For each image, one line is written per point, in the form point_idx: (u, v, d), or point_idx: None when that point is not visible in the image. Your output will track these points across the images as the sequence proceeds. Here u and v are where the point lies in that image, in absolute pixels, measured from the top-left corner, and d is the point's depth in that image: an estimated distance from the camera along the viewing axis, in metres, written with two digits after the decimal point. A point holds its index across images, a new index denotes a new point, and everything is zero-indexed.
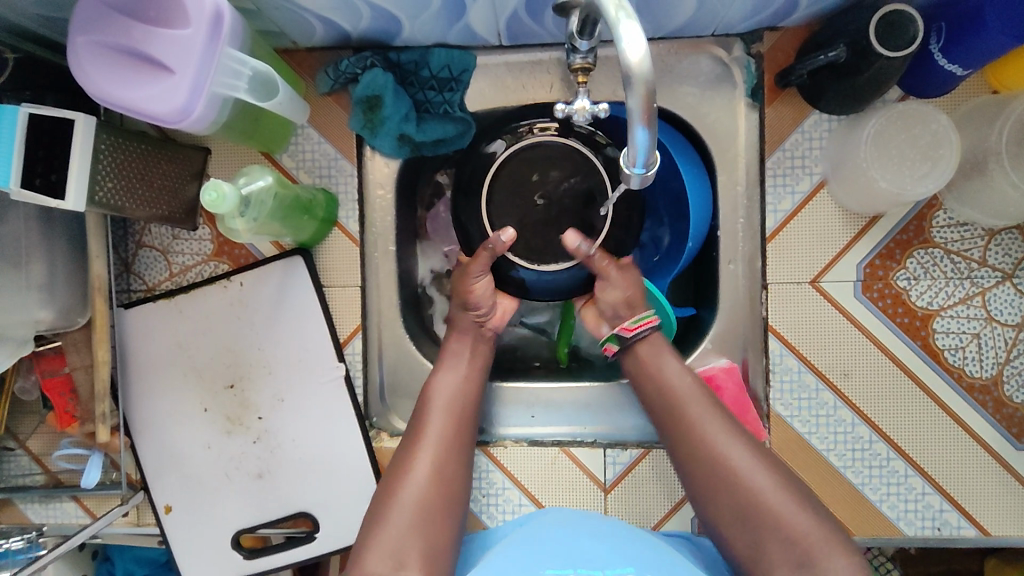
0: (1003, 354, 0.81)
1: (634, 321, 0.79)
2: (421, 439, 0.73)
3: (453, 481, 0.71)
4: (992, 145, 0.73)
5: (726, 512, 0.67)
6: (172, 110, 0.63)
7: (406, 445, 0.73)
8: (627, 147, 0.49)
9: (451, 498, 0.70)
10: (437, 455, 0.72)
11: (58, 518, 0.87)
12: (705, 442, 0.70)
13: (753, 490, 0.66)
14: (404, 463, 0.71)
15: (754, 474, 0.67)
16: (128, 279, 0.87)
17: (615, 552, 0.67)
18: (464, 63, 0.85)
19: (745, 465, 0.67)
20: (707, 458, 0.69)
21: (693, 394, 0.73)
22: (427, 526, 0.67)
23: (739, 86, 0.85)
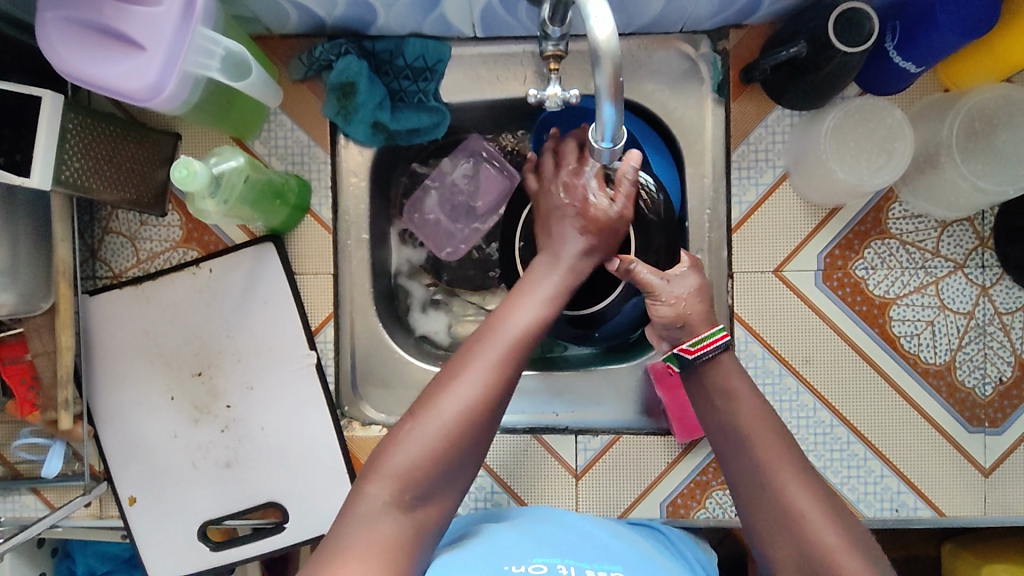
0: (956, 340, 0.84)
1: (695, 342, 0.69)
2: (473, 357, 0.64)
3: (491, 417, 0.62)
4: (943, 139, 0.77)
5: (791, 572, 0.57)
6: (143, 88, 0.62)
7: (457, 359, 0.65)
8: (594, 123, 0.50)
9: (484, 433, 0.62)
10: (490, 382, 0.63)
11: (15, 511, 0.85)
12: (773, 490, 0.60)
13: (822, 550, 0.56)
14: (445, 380, 0.64)
15: (824, 531, 0.57)
16: (94, 265, 0.86)
17: (603, 551, 0.68)
18: (438, 53, 0.86)
19: (815, 520, 0.58)
20: (774, 506, 0.60)
21: (765, 434, 0.63)
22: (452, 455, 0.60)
23: (706, 82, 0.87)
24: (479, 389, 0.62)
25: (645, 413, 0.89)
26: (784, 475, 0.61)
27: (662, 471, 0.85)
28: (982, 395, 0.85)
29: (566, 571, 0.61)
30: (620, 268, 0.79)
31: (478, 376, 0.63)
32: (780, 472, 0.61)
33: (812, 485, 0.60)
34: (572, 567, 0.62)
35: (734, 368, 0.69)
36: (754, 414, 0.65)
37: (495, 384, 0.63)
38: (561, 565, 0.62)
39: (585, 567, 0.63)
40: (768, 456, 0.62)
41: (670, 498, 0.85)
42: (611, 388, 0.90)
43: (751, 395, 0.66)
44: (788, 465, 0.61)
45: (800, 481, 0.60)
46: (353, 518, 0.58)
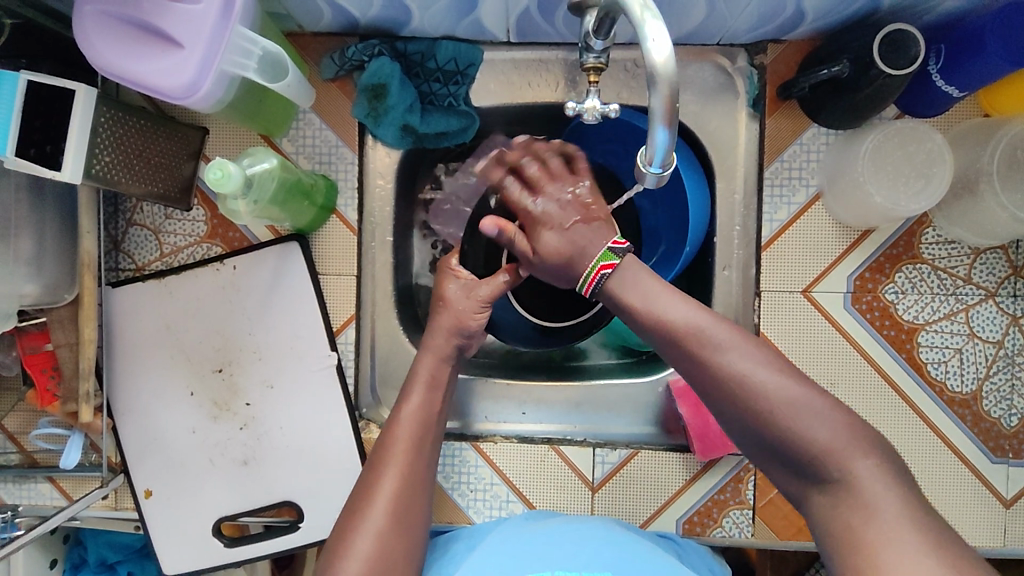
0: (983, 369, 0.83)
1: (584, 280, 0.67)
2: (384, 461, 0.68)
3: (415, 512, 0.66)
4: (984, 166, 0.76)
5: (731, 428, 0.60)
6: (179, 86, 0.62)
7: (370, 466, 0.69)
8: (645, 146, 0.49)
9: (405, 549, 0.64)
10: (401, 480, 0.67)
11: (32, 499, 0.85)
12: (705, 366, 0.59)
13: (759, 410, 0.57)
14: (367, 490, 0.66)
15: (761, 386, 0.57)
16: (117, 257, 0.86)
17: (602, 556, 0.67)
18: (471, 57, 0.85)
19: (749, 374, 0.58)
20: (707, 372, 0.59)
21: (686, 308, 0.62)
22: (391, 557, 0.63)
23: (741, 96, 0.86)
24: (392, 492, 0.66)
25: (664, 428, 0.89)
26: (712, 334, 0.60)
27: (680, 488, 0.85)
28: (1007, 426, 0.84)
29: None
30: (496, 233, 0.74)
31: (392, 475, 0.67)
32: (706, 335, 0.60)
33: (745, 344, 0.59)
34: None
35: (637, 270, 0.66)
36: (679, 295, 0.63)
37: (404, 481, 0.67)
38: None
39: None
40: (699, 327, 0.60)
41: (687, 516, 0.85)
42: (631, 402, 0.89)
43: (653, 280, 0.65)
44: (714, 328, 0.60)
45: (732, 344, 0.59)
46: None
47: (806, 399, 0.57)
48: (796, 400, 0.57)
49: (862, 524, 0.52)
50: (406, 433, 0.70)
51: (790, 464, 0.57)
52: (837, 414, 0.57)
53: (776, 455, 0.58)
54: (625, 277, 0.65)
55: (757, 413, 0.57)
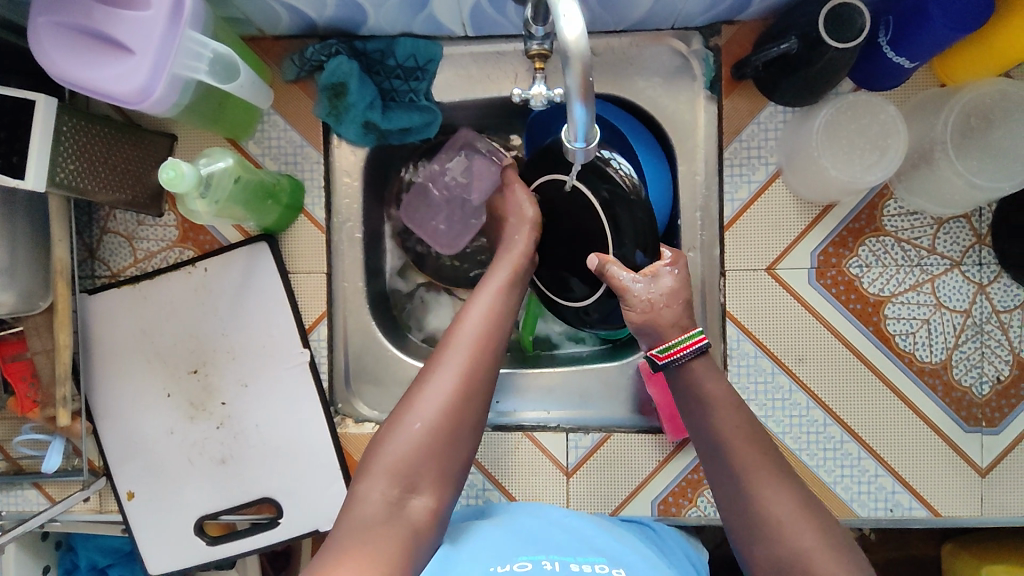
0: (952, 339, 0.83)
1: (666, 347, 0.69)
2: (445, 356, 0.67)
3: (468, 414, 0.64)
4: (938, 135, 0.76)
5: (768, 572, 0.58)
6: (132, 90, 0.63)
7: (431, 360, 0.68)
8: (566, 123, 0.51)
9: (467, 426, 0.65)
10: (460, 381, 0.65)
11: (19, 505, 0.87)
12: (752, 502, 0.60)
13: (800, 553, 0.56)
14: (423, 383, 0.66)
15: (802, 533, 0.57)
16: (92, 265, 0.87)
17: (588, 544, 0.68)
18: (429, 53, 0.86)
19: (792, 523, 0.58)
20: (755, 509, 0.59)
21: (737, 434, 0.63)
22: (432, 456, 0.62)
23: (698, 79, 0.87)
24: (454, 381, 0.65)
25: (637, 410, 0.89)
26: (760, 475, 0.60)
27: (653, 470, 0.86)
28: (978, 394, 0.84)
29: (550, 566, 0.62)
30: (597, 267, 0.79)
31: (454, 367, 0.66)
32: (758, 474, 0.60)
33: (790, 488, 0.60)
34: (556, 562, 0.62)
35: (711, 374, 0.67)
36: (733, 424, 0.64)
37: (463, 381, 0.65)
38: (545, 561, 0.62)
39: (568, 561, 0.63)
40: (749, 461, 0.61)
41: (662, 497, 0.85)
42: (603, 386, 0.90)
43: (726, 395, 0.66)
44: (766, 464, 0.61)
45: (775, 488, 0.60)
46: (349, 522, 0.59)
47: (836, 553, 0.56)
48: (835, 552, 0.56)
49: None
50: (474, 333, 0.69)
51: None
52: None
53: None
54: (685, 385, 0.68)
55: (797, 559, 0.56)
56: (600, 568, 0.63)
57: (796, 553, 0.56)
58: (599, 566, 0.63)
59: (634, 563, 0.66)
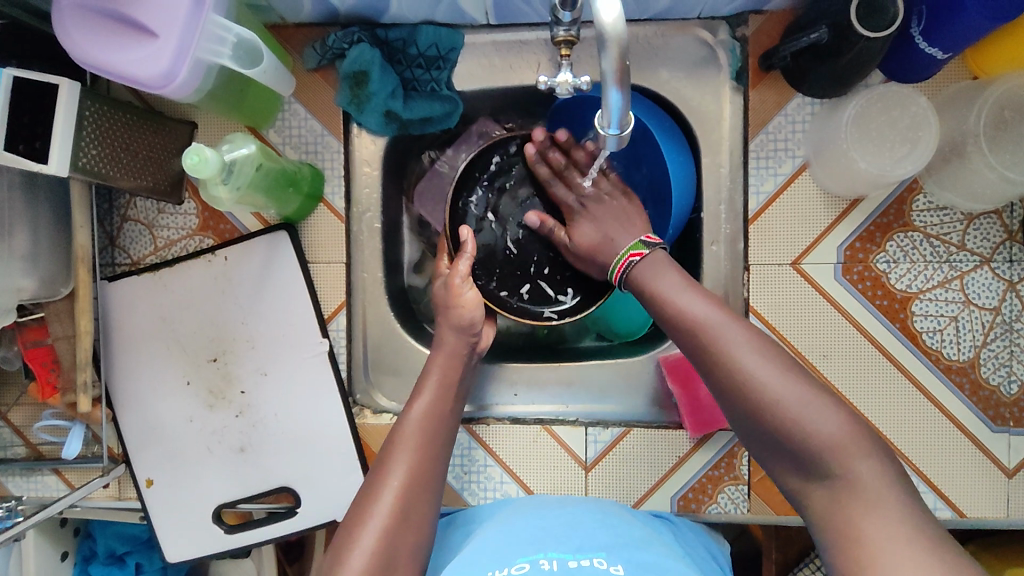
0: (981, 337, 0.82)
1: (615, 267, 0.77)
2: (395, 451, 0.67)
3: (417, 520, 0.63)
4: (970, 128, 0.74)
5: (741, 426, 0.60)
6: (156, 74, 0.63)
7: (378, 462, 0.67)
8: (601, 110, 0.52)
9: (416, 533, 0.63)
10: (409, 476, 0.65)
11: (39, 491, 0.87)
12: (724, 365, 0.61)
13: (771, 403, 0.58)
14: (372, 486, 0.65)
15: (774, 386, 0.58)
16: (113, 253, 0.87)
17: (589, 540, 0.67)
18: (452, 41, 0.85)
19: (760, 372, 0.59)
20: (720, 369, 0.61)
21: (695, 306, 0.66)
22: (395, 553, 0.61)
23: (724, 70, 0.86)
24: (403, 486, 0.64)
25: (657, 405, 0.88)
26: (726, 337, 0.62)
27: (673, 465, 0.85)
28: (1006, 393, 0.82)
29: (548, 567, 0.62)
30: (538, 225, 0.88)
31: (403, 465, 0.66)
32: (719, 336, 0.62)
33: (761, 354, 0.61)
34: (554, 560, 0.62)
35: (666, 268, 0.72)
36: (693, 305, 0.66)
37: (410, 478, 0.65)
38: (543, 560, 0.62)
39: (567, 559, 0.63)
40: (710, 332, 0.63)
41: (681, 492, 0.84)
42: (622, 381, 0.89)
43: (677, 285, 0.69)
44: (723, 322, 0.63)
45: (742, 347, 0.61)
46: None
47: (814, 404, 0.57)
48: (807, 402, 0.57)
49: (860, 518, 0.53)
50: (416, 433, 0.69)
51: (801, 457, 0.57)
52: (851, 418, 0.57)
53: (781, 449, 0.58)
54: (649, 271, 0.73)
55: (766, 407, 0.58)
56: (597, 562, 0.62)
57: (765, 401, 0.58)
58: (597, 561, 0.62)
59: (636, 555, 0.64)
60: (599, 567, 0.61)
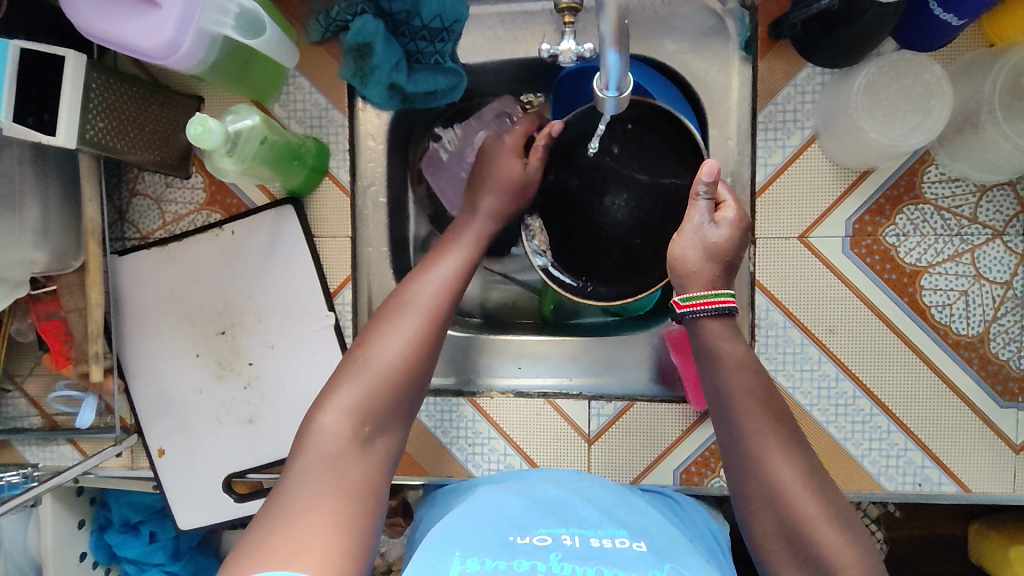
0: (991, 311, 0.81)
1: (688, 296, 0.66)
2: (404, 311, 0.65)
3: (419, 366, 0.63)
4: (985, 96, 0.73)
5: (770, 531, 0.57)
6: (161, 44, 0.63)
7: (387, 312, 0.66)
8: (600, 70, 0.51)
9: (419, 378, 0.63)
10: (410, 337, 0.63)
11: (54, 460, 0.90)
12: (760, 467, 0.58)
13: (798, 514, 0.55)
14: (372, 344, 0.63)
15: (804, 501, 0.56)
16: (122, 227, 0.89)
17: (611, 516, 0.65)
18: (456, 13, 0.83)
19: (795, 488, 0.57)
20: (752, 465, 0.58)
21: (746, 384, 0.62)
22: (395, 392, 0.60)
23: (733, 40, 0.85)
24: (411, 337, 0.63)
25: (660, 379, 0.89)
26: (768, 442, 0.59)
27: (676, 438, 0.85)
28: (1016, 368, 0.81)
29: (570, 541, 0.59)
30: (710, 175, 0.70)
31: (407, 328, 0.64)
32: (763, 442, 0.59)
33: (795, 459, 0.58)
34: (576, 537, 0.60)
35: (727, 334, 0.65)
36: (744, 386, 0.62)
37: (413, 341, 0.63)
38: (565, 535, 0.60)
39: (589, 536, 0.60)
40: (746, 419, 0.60)
41: (684, 465, 0.85)
42: (625, 355, 0.90)
43: (733, 340, 0.64)
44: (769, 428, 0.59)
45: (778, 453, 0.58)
46: (311, 456, 0.55)
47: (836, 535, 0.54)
48: (832, 528, 0.55)
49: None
50: (428, 299, 0.67)
51: (812, 575, 0.54)
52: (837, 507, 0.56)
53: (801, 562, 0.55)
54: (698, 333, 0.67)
55: (795, 517, 0.55)
56: (619, 542, 0.60)
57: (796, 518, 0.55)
58: (620, 541, 0.60)
59: (657, 541, 0.62)
60: (623, 545, 0.59)
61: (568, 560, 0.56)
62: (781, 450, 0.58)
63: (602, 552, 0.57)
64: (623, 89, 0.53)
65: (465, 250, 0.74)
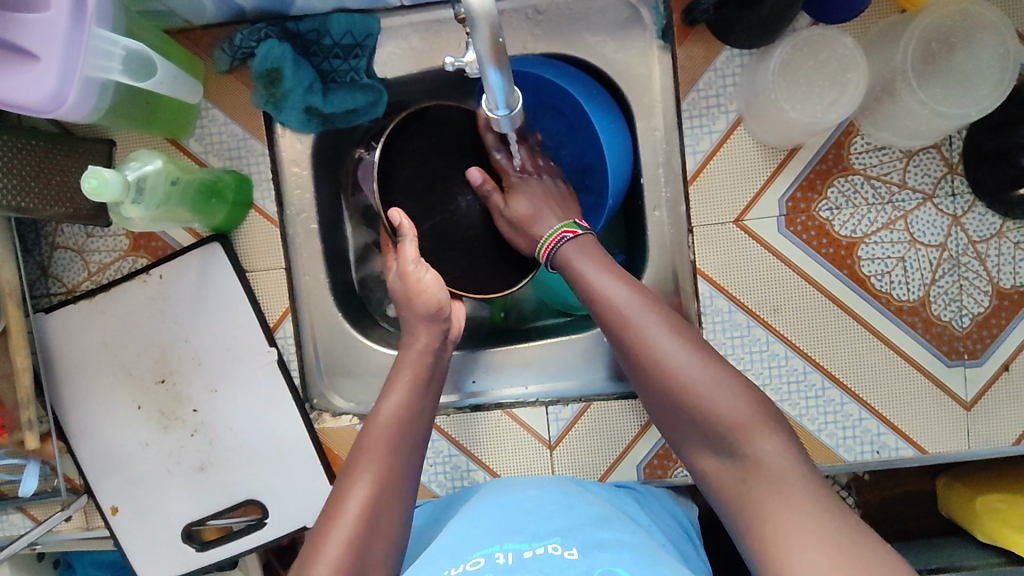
0: (929, 275, 0.81)
1: (545, 242, 0.76)
2: (354, 475, 0.61)
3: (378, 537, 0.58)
4: (898, 65, 0.73)
5: (663, 406, 0.60)
6: (44, 99, 0.60)
7: (343, 472, 0.62)
8: (487, 91, 0.53)
9: (383, 539, 0.59)
10: (374, 484, 0.60)
11: (5, 530, 0.86)
12: (641, 344, 0.61)
13: (684, 385, 0.58)
14: (340, 497, 0.60)
15: (683, 366, 0.59)
16: (46, 282, 0.85)
17: (547, 523, 0.63)
18: (367, 27, 0.83)
19: (675, 358, 0.59)
20: (639, 359, 0.61)
21: (614, 287, 0.65)
22: (365, 561, 0.57)
23: (649, 29, 0.84)
24: (363, 508, 0.58)
25: (615, 377, 0.88)
26: (647, 327, 0.61)
27: (636, 434, 0.85)
28: (959, 327, 0.81)
29: (503, 559, 0.58)
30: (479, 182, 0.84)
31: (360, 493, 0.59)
32: (636, 327, 0.62)
33: (674, 329, 0.61)
34: (509, 553, 0.58)
35: (576, 254, 0.72)
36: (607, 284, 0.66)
37: (382, 478, 0.61)
38: (498, 553, 0.58)
39: (522, 549, 0.59)
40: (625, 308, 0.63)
41: (646, 460, 0.84)
42: (578, 355, 0.89)
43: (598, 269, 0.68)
44: (641, 310, 0.63)
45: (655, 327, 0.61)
46: None
47: (721, 382, 0.58)
48: (720, 385, 0.58)
49: (783, 524, 0.51)
50: (385, 434, 0.64)
51: (709, 433, 0.57)
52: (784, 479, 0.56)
53: (699, 428, 0.58)
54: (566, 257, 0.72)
55: (682, 387, 0.58)
56: (552, 549, 0.58)
57: (682, 389, 0.58)
58: (553, 547, 0.58)
59: (594, 536, 0.61)
60: (554, 553, 0.57)
61: None
62: (659, 322, 0.62)
63: (531, 562, 0.56)
64: (512, 105, 0.57)
65: (410, 379, 0.69)
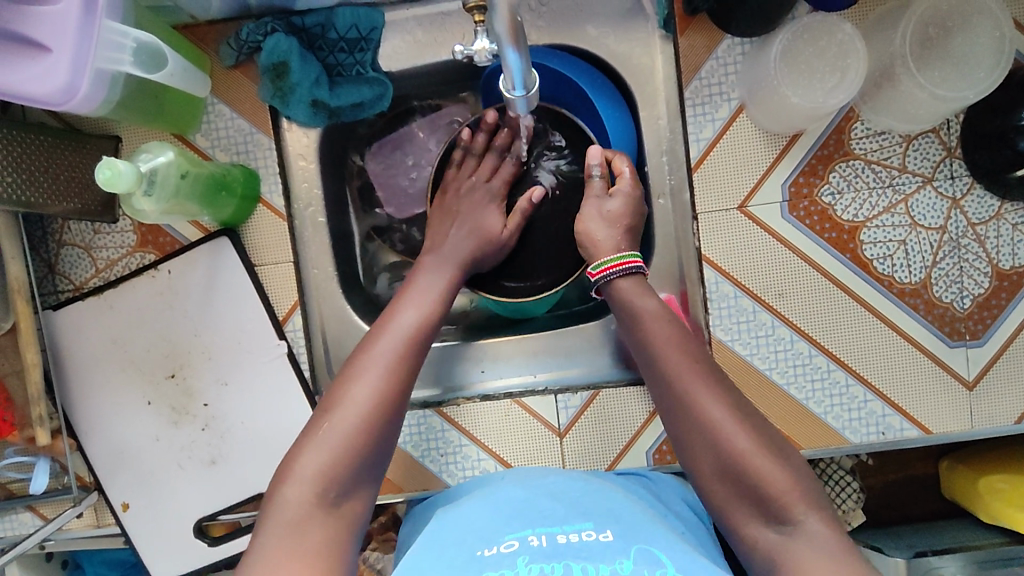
0: (930, 257, 0.82)
1: (598, 266, 0.75)
2: (369, 356, 0.62)
3: (386, 421, 0.59)
4: (896, 50, 0.74)
5: (707, 467, 0.60)
6: (56, 90, 0.60)
7: (359, 350, 0.63)
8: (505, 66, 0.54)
9: (390, 428, 0.60)
10: (387, 372, 0.61)
11: (14, 529, 0.85)
12: (690, 399, 0.61)
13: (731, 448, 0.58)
14: (351, 374, 0.61)
15: (734, 434, 0.58)
16: (54, 280, 0.85)
17: (578, 509, 0.64)
18: (371, 21, 0.83)
19: (727, 427, 0.59)
20: (686, 414, 0.61)
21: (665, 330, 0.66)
22: (370, 443, 0.58)
23: (651, 19, 0.86)
24: (375, 391, 0.59)
25: (622, 364, 0.89)
26: (695, 388, 0.61)
27: (644, 421, 0.85)
28: (961, 308, 0.83)
29: (537, 542, 0.58)
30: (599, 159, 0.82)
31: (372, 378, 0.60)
32: (689, 378, 0.62)
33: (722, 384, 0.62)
34: (543, 536, 0.59)
35: (634, 291, 0.71)
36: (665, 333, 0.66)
37: (395, 364, 0.62)
38: (532, 536, 0.58)
39: (555, 533, 0.59)
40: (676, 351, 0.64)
41: (655, 446, 0.85)
42: (586, 343, 0.91)
43: (652, 315, 0.68)
44: (691, 357, 0.64)
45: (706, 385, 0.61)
46: (270, 526, 0.54)
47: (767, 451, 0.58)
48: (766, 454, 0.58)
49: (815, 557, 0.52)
50: (405, 328, 0.65)
51: (747, 494, 0.57)
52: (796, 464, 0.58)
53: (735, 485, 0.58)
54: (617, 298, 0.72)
55: (731, 451, 0.58)
56: (586, 535, 0.59)
57: (729, 447, 0.58)
58: (586, 535, 0.59)
59: (627, 521, 0.62)
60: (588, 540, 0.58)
61: (534, 562, 0.54)
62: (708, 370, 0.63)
63: (567, 548, 0.56)
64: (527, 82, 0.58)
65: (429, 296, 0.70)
